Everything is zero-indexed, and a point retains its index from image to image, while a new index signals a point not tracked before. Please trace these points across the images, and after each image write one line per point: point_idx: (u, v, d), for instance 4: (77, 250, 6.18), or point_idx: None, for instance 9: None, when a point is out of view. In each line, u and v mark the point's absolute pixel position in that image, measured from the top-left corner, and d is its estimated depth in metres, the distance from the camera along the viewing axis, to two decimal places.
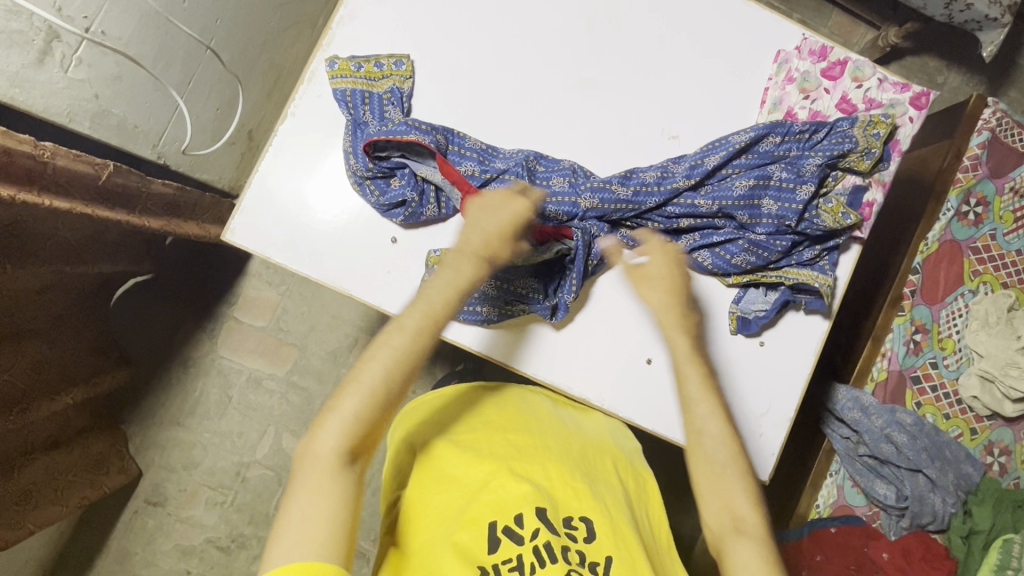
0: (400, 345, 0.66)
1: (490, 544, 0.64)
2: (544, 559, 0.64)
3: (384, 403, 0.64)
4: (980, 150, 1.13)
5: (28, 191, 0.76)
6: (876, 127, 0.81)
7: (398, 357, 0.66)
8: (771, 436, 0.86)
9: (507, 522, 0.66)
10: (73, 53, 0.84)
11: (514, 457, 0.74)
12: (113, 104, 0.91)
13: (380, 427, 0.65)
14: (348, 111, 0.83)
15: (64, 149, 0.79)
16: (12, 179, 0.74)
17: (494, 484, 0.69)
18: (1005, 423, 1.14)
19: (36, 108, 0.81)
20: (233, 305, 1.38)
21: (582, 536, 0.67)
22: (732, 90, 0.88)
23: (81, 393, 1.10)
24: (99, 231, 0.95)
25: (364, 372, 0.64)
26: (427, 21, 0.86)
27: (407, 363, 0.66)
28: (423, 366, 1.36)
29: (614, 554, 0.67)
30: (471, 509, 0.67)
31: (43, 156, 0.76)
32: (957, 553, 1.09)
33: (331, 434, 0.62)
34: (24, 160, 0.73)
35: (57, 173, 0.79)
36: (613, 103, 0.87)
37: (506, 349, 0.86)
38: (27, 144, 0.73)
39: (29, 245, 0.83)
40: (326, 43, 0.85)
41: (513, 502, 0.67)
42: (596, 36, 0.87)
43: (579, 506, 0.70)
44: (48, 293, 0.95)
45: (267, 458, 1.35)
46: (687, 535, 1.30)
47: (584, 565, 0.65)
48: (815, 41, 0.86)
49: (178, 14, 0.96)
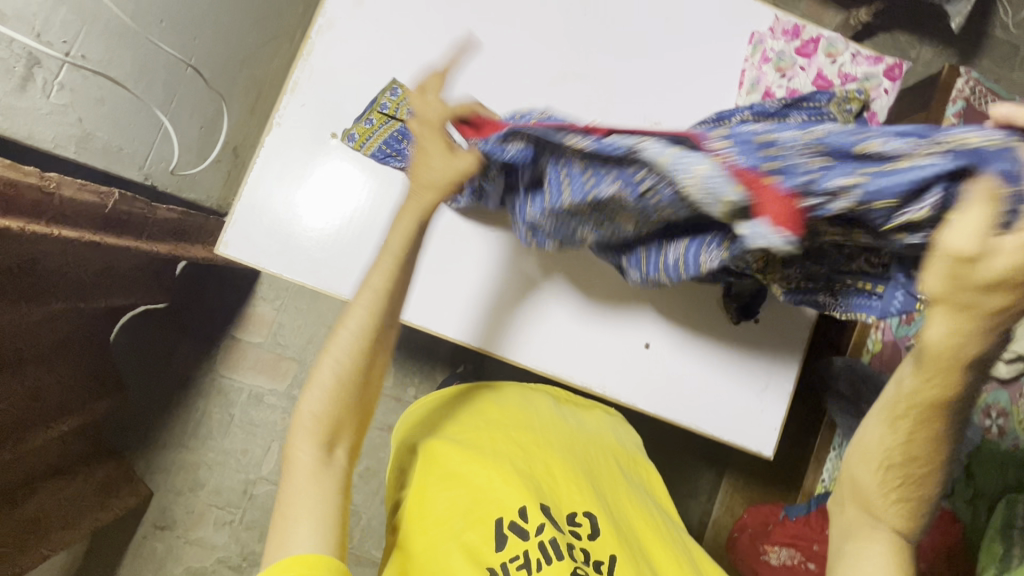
0: (348, 339, 0.69)
1: (497, 542, 0.65)
2: (551, 555, 0.65)
3: (347, 396, 0.68)
4: (956, 120, 1.14)
5: (36, 223, 0.75)
6: (850, 102, 0.80)
7: (348, 351, 0.69)
8: (772, 410, 0.88)
9: (511, 517, 0.67)
10: (54, 78, 0.84)
11: (519, 456, 0.74)
12: (97, 128, 0.92)
13: (353, 419, 0.69)
14: (399, 158, 0.85)
15: (69, 179, 0.79)
16: (21, 212, 0.73)
17: (499, 482, 0.69)
18: (1001, 386, 1.13)
19: (21, 135, 0.81)
20: (230, 322, 1.37)
21: (586, 532, 0.68)
22: (709, 74, 0.89)
23: (78, 419, 1.07)
24: (110, 265, 0.98)
25: (319, 373, 0.69)
26: (405, 26, 0.87)
27: (357, 352, 0.68)
28: (423, 370, 1.38)
29: (618, 552, 0.68)
30: (480, 507, 0.68)
31: (50, 187, 0.75)
32: (964, 516, 1.10)
33: (300, 431, 0.67)
34: (31, 192, 0.73)
35: (64, 203, 0.79)
36: (594, 95, 0.88)
37: (460, 324, 0.86)
38: (33, 176, 0.72)
39: (41, 281, 0.83)
40: (306, 52, 0.86)
41: (516, 499, 0.68)
42: (572, 30, 0.88)
43: (581, 500, 0.71)
44: (56, 324, 0.95)
45: (273, 474, 1.35)
46: (696, 520, 1.31)
47: (589, 563, 0.66)
48: (787, 21, 0.88)
49: (158, 35, 0.97)
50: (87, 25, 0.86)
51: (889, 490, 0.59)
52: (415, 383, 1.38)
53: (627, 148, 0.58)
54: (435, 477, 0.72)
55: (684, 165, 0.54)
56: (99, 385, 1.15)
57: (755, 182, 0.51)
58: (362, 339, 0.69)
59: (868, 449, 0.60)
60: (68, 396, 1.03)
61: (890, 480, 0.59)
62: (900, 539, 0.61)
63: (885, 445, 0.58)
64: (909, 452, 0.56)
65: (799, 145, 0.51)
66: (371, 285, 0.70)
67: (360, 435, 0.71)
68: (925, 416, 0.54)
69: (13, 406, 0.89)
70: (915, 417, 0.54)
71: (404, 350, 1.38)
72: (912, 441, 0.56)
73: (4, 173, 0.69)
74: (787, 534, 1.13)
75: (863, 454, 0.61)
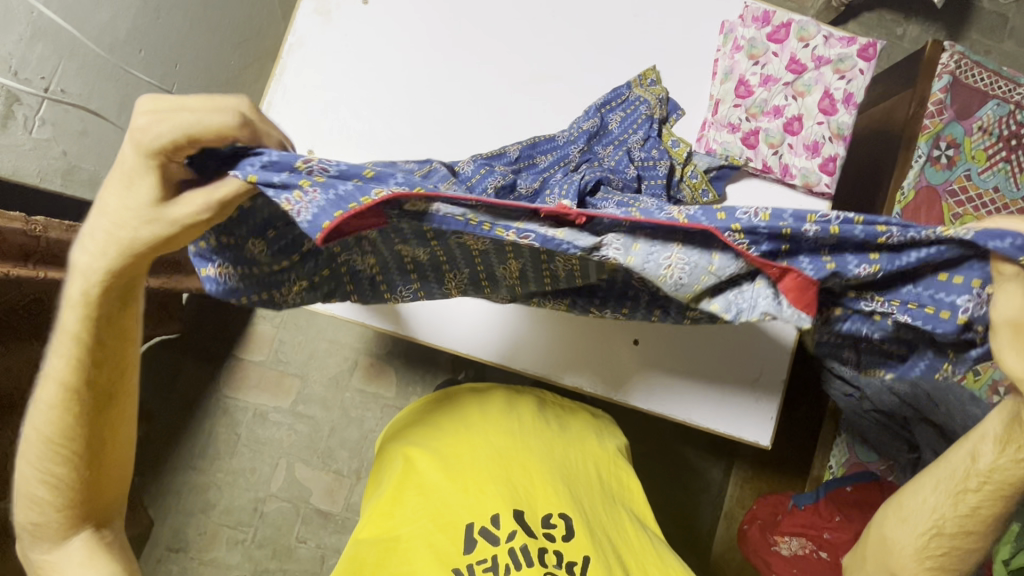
0: (38, 416, 0.56)
1: (465, 544, 0.65)
2: (520, 561, 0.66)
3: (79, 463, 0.58)
4: (943, 94, 1.08)
5: (23, 266, 0.76)
6: (647, 78, 0.86)
7: (51, 418, 0.56)
8: (764, 402, 0.86)
9: (482, 523, 0.67)
10: (35, 114, 0.90)
11: (494, 461, 0.73)
12: (81, 160, 0.97)
13: (82, 508, 0.59)
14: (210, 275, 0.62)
15: (55, 221, 0.81)
16: (8, 256, 0.74)
17: (473, 489, 0.70)
18: None
19: (5, 169, 0.88)
20: (231, 343, 1.39)
21: (560, 534, 0.68)
22: (679, 66, 0.89)
23: None
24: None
25: (16, 476, 0.58)
26: (375, 44, 0.88)
27: (61, 422, 0.56)
28: (425, 378, 1.38)
29: (592, 554, 0.67)
30: (450, 512, 0.68)
31: (36, 230, 0.77)
32: None
33: (29, 542, 0.60)
34: (16, 237, 0.75)
35: (53, 245, 0.80)
36: (567, 93, 0.88)
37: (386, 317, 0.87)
38: (18, 221, 0.75)
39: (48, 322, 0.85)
40: (279, 72, 0.87)
41: (488, 506, 0.68)
42: (543, 34, 0.89)
43: (557, 502, 0.71)
44: None
45: (282, 490, 1.35)
46: (708, 515, 1.29)
47: (561, 565, 0.66)
48: (757, 7, 0.88)
49: (136, 64, 1.01)
50: (65, 61, 0.92)
51: (927, 556, 0.59)
52: (417, 392, 1.38)
53: (593, 237, 0.52)
54: (416, 480, 0.72)
55: (665, 240, 0.52)
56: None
57: (779, 268, 0.50)
58: (59, 438, 0.56)
59: (918, 512, 0.59)
60: None
61: (931, 547, 0.59)
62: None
63: (937, 511, 0.58)
64: (967, 524, 0.57)
65: (817, 236, 0.49)
66: (53, 379, 0.56)
67: (109, 518, 0.62)
68: (1000, 492, 0.54)
69: None
70: (987, 491, 0.55)
71: (405, 360, 1.39)
72: (974, 515, 0.56)
73: None
74: (795, 524, 1.11)
75: (910, 517, 0.60)
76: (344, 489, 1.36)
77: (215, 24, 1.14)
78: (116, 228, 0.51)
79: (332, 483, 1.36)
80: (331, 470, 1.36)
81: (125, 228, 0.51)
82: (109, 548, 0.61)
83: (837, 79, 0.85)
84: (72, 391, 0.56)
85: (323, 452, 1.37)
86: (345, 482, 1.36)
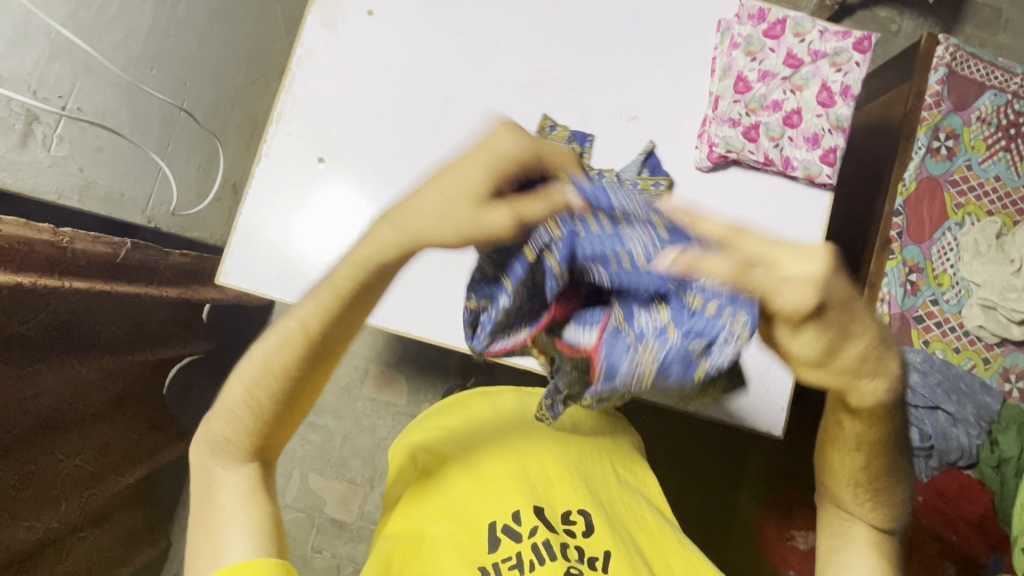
0: (242, 385, 0.53)
1: (489, 544, 0.66)
2: (543, 556, 0.65)
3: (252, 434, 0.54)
4: (940, 86, 1.10)
5: (48, 276, 0.77)
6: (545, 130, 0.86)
7: (261, 380, 0.52)
8: (776, 390, 0.87)
9: (505, 521, 0.67)
10: (53, 131, 0.95)
11: (511, 457, 0.74)
12: (97, 175, 0.99)
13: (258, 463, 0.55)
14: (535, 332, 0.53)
15: (81, 233, 0.83)
16: (33, 268, 0.75)
17: (493, 486, 0.70)
18: (1017, 347, 1.07)
19: (25, 187, 0.90)
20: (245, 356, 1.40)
21: (581, 530, 0.69)
22: (678, 65, 0.91)
23: (143, 470, 1.12)
24: (139, 320, 1.02)
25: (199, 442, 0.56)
26: (379, 52, 0.90)
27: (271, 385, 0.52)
28: (434, 384, 1.39)
29: (613, 548, 0.67)
30: (472, 511, 0.68)
31: (62, 242, 0.78)
32: (993, 485, 1.01)
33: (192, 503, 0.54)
34: (44, 247, 0.76)
35: (77, 256, 0.82)
36: (569, 97, 0.89)
37: (396, 315, 0.87)
38: (46, 233, 0.76)
39: (84, 342, 0.88)
40: (288, 83, 0.89)
41: (509, 502, 0.69)
42: (546, 38, 0.91)
43: (574, 500, 0.72)
44: (110, 378, 0.98)
45: (297, 501, 1.36)
46: (722, 513, 1.29)
47: (584, 561, 0.66)
48: (752, 6, 0.89)
49: (148, 82, 1.06)
50: (81, 79, 0.98)
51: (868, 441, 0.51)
52: (427, 398, 1.39)
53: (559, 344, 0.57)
54: (434, 478, 0.73)
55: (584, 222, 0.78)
56: (160, 435, 1.19)
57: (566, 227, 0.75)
58: (279, 370, 0.52)
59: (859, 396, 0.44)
60: (133, 448, 1.09)
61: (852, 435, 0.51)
62: (873, 537, 0.60)
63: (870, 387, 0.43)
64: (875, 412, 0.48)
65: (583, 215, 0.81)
66: (300, 320, 0.50)
67: (274, 453, 0.57)
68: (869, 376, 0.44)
69: (87, 461, 0.95)
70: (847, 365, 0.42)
71: (415, 366, 1.40)
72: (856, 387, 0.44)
73: (16, 231, 0.72)
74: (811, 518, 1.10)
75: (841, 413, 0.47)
76: (358, 498, 1.36)
77: (223, 43, 1.18)
78: (406, 217, 0.46)
79: (346, 491, 1.37)
80: (345, 479, 1.37)
81: (422, 221, 0.45)
82: (266, 487, 0.56)
83: (834, 72, 0.87)
84: (311, 334, 0.51)
85: (336, 461, 1.37)
86: (359, 491, 1.37)
